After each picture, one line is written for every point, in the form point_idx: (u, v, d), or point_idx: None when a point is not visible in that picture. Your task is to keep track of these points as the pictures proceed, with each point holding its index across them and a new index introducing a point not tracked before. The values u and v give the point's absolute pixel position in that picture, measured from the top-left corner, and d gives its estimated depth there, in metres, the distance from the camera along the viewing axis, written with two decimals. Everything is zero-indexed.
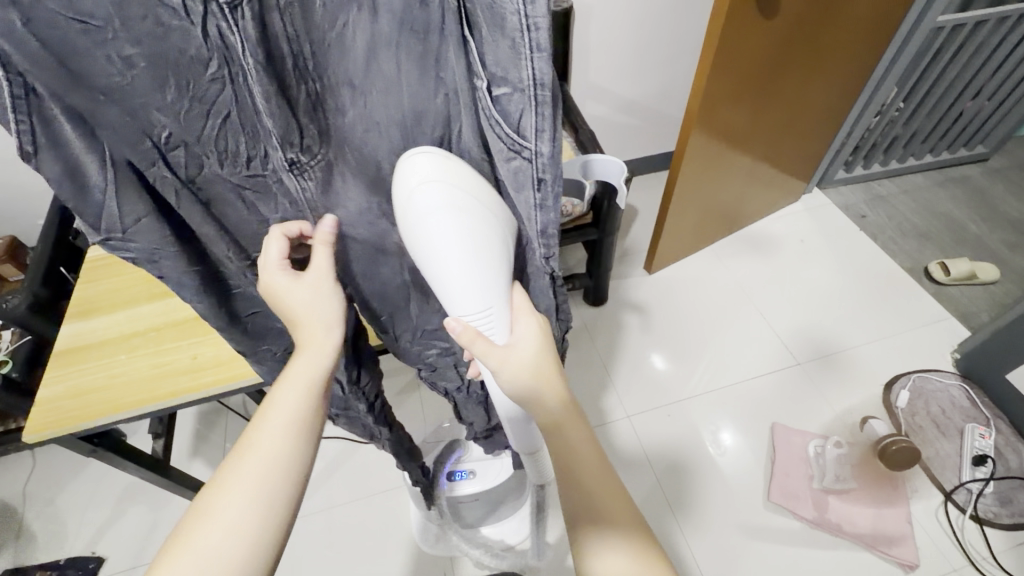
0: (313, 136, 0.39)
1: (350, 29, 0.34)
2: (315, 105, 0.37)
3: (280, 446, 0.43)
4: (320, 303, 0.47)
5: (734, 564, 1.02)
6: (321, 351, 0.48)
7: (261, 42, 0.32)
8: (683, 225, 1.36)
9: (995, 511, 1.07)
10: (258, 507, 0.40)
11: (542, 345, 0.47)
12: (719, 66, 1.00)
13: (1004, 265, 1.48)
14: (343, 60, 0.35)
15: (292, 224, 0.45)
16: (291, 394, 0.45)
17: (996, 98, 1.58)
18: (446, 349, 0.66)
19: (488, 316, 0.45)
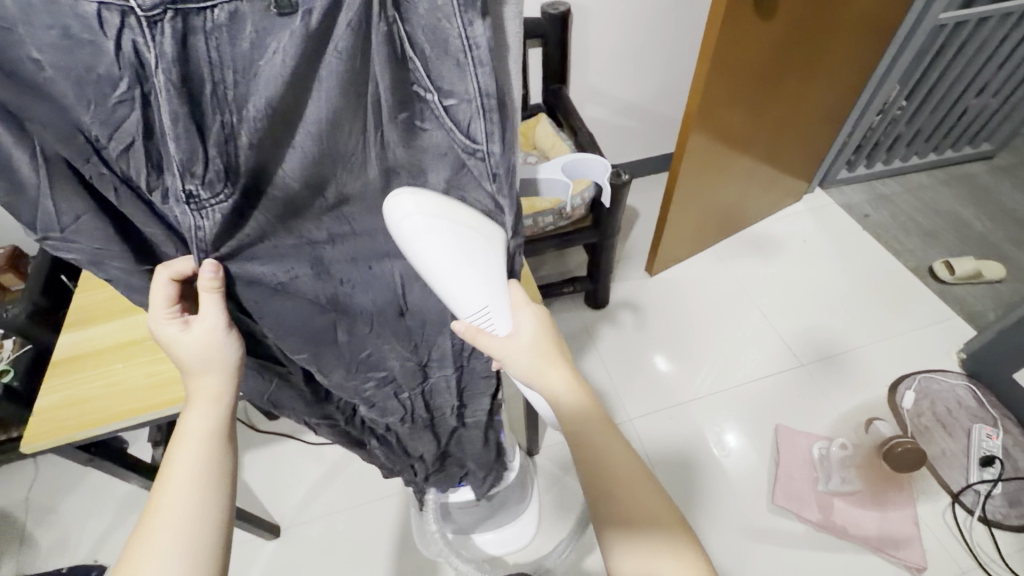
0: (218, 175, 0.31)
1: (279, 57, 0.28)
2: (228, 140, 0.30)
3: (195, 494, 0.41)
4: (209, 351, 0.44)
5: (738, 567, 1.01)
6: (215, 395, 0.44)
7: (179, 63, 0.26)
8: (684, 226, 1.35)
9: (1004, 512, 1.06)
10: (182, 562, 0.39)
11: (540, 333, 0.49)
12: (718, 67, 1.00)
13: (1010, 263, 1.47)
14: (267, 90, 0.29)
15: (180, 267, 0.40)
16: (190, 449, 0.42)
17: (1001, 95, 1.57)
18: (385, 379, 0.55)
19: (487, 314, 0.44)
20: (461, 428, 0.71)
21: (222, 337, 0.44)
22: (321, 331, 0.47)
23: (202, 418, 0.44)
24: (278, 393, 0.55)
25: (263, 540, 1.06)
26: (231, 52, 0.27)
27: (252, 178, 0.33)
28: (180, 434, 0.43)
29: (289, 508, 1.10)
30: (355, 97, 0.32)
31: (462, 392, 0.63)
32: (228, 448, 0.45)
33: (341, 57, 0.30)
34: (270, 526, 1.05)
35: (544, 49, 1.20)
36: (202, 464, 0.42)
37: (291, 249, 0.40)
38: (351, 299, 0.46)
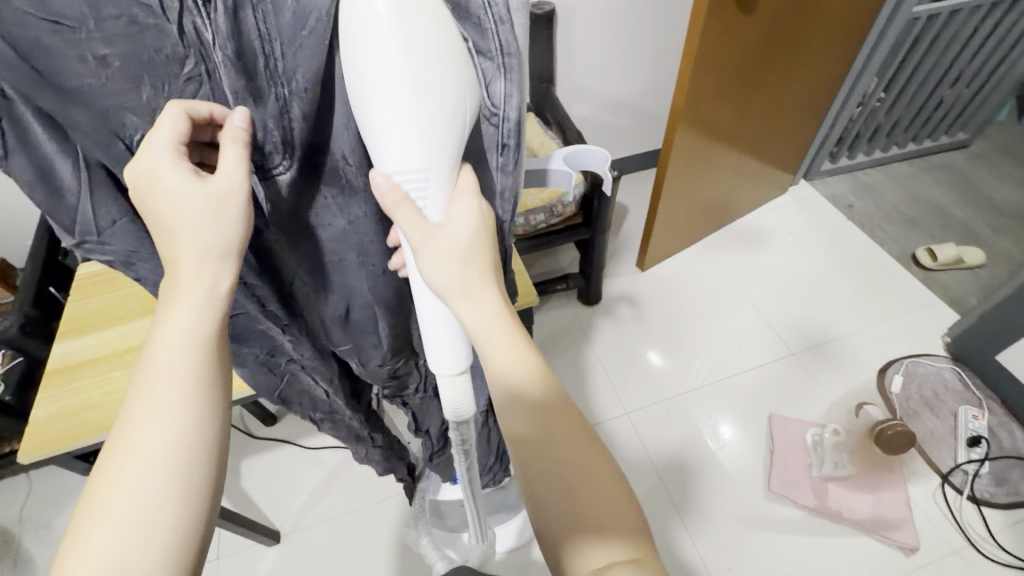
0: (278, 145, 0.33)
1: (319, 25, 0.28)
2: (282, 113, 0.31)
3: (179, 415, 0.34)
4: (213, 218, 0.34)
5: (739, 556, 1.03)
6: (210, 287, 0.35)
7: (232, 38, 0.27)
8: (673, 220, 1.37)
9: (992, 491, 1.08)
10: (167, 487, 0.32)
11: (479, 233, 0.38)
12: (701, 64, 1.02)
13: (989, 248, 1.50)
14: (303, 61, 0.28)
15: (201, 106, 0.31)
16: (171, 355, 0.35)
17: (974, 85, 1.61)
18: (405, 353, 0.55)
19: (424, 182, 0.34)
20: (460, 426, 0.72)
21: (238, 201, 0.34)
22: (360, 318, 0.48)
23: (191, 316, 0.35)
24: (290, 387, 0.54)
25: (264, 546, 1.06)
26: (274, 27, 0.28)
27: (311, 153, 0.34)
28: (164, 336, 0.35)
29: (290, 513, 1.10)
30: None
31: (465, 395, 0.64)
32: (216, 357, 0.37)
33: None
34: (271, 531, 1.05)
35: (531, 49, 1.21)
36: (187, 377, 0.35)
37: (333, 240, 0.39)
38: (373, 298, 0.46)
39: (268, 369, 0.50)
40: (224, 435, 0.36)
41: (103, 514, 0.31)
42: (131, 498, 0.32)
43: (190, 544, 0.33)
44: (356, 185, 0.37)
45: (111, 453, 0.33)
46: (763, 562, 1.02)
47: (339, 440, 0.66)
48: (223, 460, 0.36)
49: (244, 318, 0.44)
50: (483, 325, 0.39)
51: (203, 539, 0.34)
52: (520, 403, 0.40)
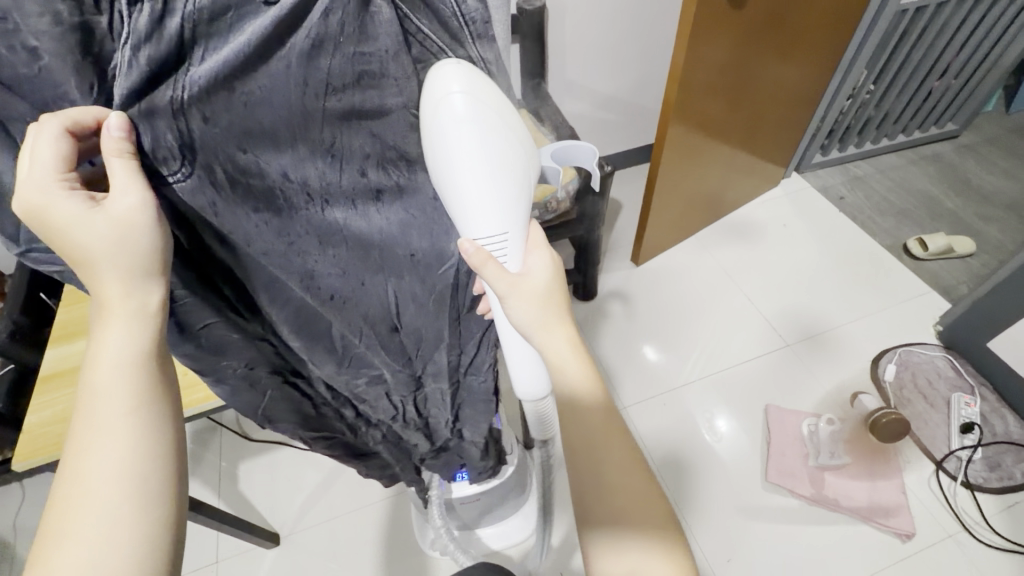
0: (172, 151, 0.28)
1: (250, 32, 0.26)
2: (177, 115, 0.27)
3: (127, 434, 0.33)
4: (122, 238, 0.30)
5: (739, 546, 1.04)
6: (138, 305, 0.33)
7: (154, 37, 0.24)
8: (666, 216, 1.37)
9: (985, 476, 1.10)
10: (117, 508, 0.32)
11: (552, 279, 0.43)
12: (692, 59, 1.02)
13: (979, 237, 1.52)
14: (222, 59, 0.26)
15: (83, 116, 0.26)
16: (113, 373, 0.33)
17: (961, 77, 1.62)
18: (377, 377, 0.50)
19: (503, 241, 0.39)
20: (453, 439, 0.68)
21: (146, 222, 0.30)
22: (317, 341, 0.44)
23: (123, 337, 0.33)
24: (275, 404, 0.48)
25: (263, 549, 1.06)
26: (206, 29, 0.25)
27: (244, 174, 0.30)
28: (98, 358, 0.33)
29: (289, 515, 1.10)
30: (320, 85, 0.29)
31: (457, 405, 0.61)
32: (161, 371, 0.35)
33: (311, 43, 0.27)
34: (269, 533, 1.04)
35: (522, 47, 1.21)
36: (130, 397, 0.34)
37: (267, 259, 0.35)
38: (335, 318, 0.42)
39: (250, 387, 0.44)
40: (180, 445, 0.36)
41: (66, 536, 0.31)
42: (93, 518, 0.32)
43: (159, 552, 0.33)
44: (293, 206, 0.33)
45: (65, 476, 0.33)
46: (762, 552, 1.03)
47: (332, 456, 0.60)
48: (183, 471, 0.36)
49: (217, 329, 0.38)
50: (561, 354, 0.42)
51: (173, 546, 0.34)
52: (570, 408, 0.43)
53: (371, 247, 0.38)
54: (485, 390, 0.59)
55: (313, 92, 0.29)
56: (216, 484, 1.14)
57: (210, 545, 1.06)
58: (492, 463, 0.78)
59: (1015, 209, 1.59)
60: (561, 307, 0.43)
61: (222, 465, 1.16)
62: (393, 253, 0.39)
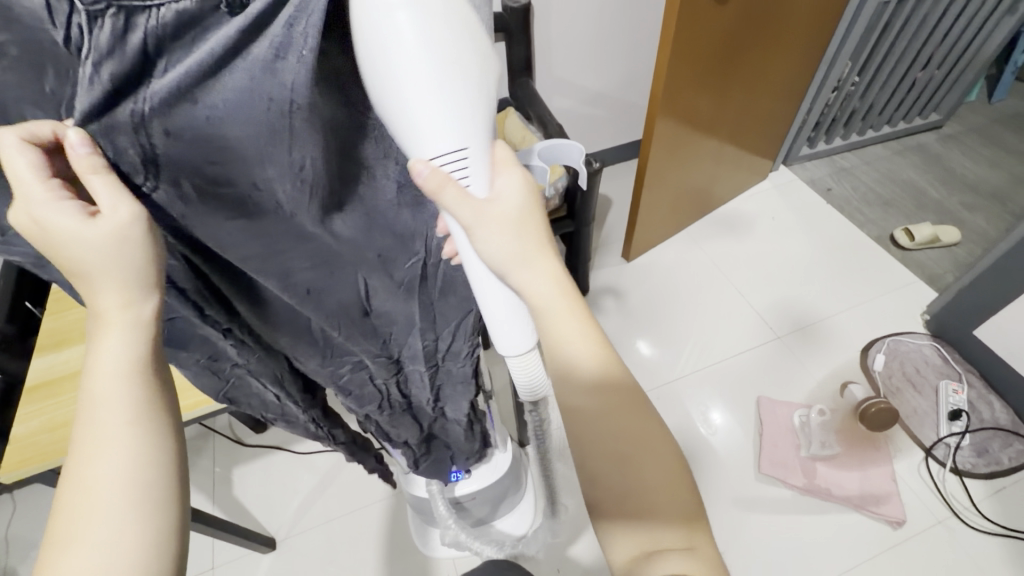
0: (136, 165, 0.27)
1: (213, 46, 0.25)
2: (138, 130, 0.26)
3: (128, 442, 0.33)
4: (115, 252, 0.30)
5: (734, 538, 1.05)
6: (134, 315, 0.32)
7: (117, 56, 0.23)
8: (656, 211, 1.37)
9: (973, 462, 1.12)
10: (123, 518, 0.32)
11: (524, 201, 0.40)
12: (678, 54, 1.02)
13: (964, 226, 1.54)
14: (183, 72, 0.25)
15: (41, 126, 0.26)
16: (110, 384, 0.33)
17: (945, 67, 1.63)
18: (359, 362, 0.51)
19: (464, 159, 0.34)
20: (440, 417, 0.68)
21: (139, 235, 0.29)
22: (296, 325, 0.45)
23: (121, 345, 0.33)
24: (238, 390, 0.48)
25: (260, 553, 1.05)
26: (169, 42, 0.24)
27: (216, 184, 0.30)
28: (94, 367, 0.33)
29: (284, 519, 1.09)
30: (287, 101, 0.28)
31: (437, 386, 0.60)
32: (159, 379, 0.35)
33: (275, 54, 0.26)
34: (265, 538, 1.04)
35: (509, 44, 1.21)
36: (130, 404, 0.33)
37: (240, 262, 0.35)
38: (316, 313, 0.42)
39: (212, 373, 0.45)
40: (182, 452, 0.36)
41: (71, 546, 0.31)
42: (97, 526, 0.31)
43: (165, 561, 0.33)
44: (271, 212, 0.32)
45: (66, 487, 0.32)
46: (756, 542, 1.04)
47: (299, 435, 0.60)
48: (186, 478, 0.36)
49: (181, 322, 0.39)
50: (543, 292, 0.41)
51: (179, 552, 0.34)
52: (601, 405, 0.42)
53: (341, 250, 0.38)
54: (464, 372, 0.58)
55: (279, 106, 0.28)
56: (211, 491, 1.13)
57: (205, 552, 1.06)
58: (478, 442, 0.78)
59: (999, 197, 1.61)
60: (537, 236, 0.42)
61: (216, 471, 1.15)
62: (365, 257, 0.40)
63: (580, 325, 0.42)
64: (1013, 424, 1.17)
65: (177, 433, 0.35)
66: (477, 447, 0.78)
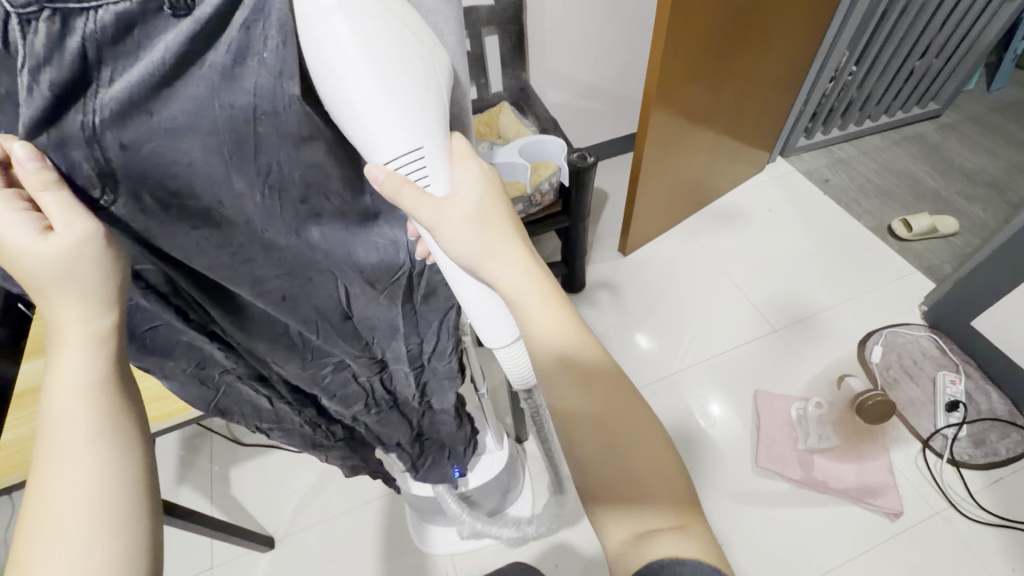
0: (92, 178, 0.27)
1: (164, 53, 0.24)
2: (91, 143, 0.25)
3: (91, 460, 0.31)
4: (71, 268, 0.30)
5: (733, 532, 1.05)
6: (94, 327, 0.32)
7: (55, 61, 0.22)
8: (651, 204, 1.37)
9: (970, 453, 1.12)
10: (92, 535, 0.30)
11: (485, 193, 0.40)
12: (672, 45, 1.01)
13: (962, 216, 1.53)
14: (133, 81, 0.24)
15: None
16: (76, 402, 0.32)
17: (943, 55, 1.62)
18: (340, 363, 0.51)
19: (420, 159, 0.34)
20: (428, 409, 0.67)
21: (94, 252, 0.29)
22: (276, 332, 0.44)
23: (81, 362, 0.32)
24: (228, 399, 0.48)
25: (258, 552, 1.06)
26: (112, 48, 0.24)
27: (176, 196, 0.29)
28: (53, 386, 0.32)
29: (282, 518, 1.10)
30: (249, 107, 0.28)
31: (422, 382, 0.60)
32: (123, 393, 0.34)
33: (233, 59, 0.26)
34: (264, 537, 1.04)
35: (502, 38, 1.20)
36: (92, 421, 0.32)
37: (206, 270, 0.34)
38: (294, 318, 0.42)
39: (200, 381, 0.45)
40: (153, 468, 0.34)
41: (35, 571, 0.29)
42: (62, 548, 0.29)
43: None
44: (235, 224, 0.32)
45: (29, 506, 0.30)
46: (755, 536, 1.04)
47: (294, 448, 0.61)
48: (158, 492, 0.34)
49: (164, 330, 0.38)
50: (514, 282, 0.41)
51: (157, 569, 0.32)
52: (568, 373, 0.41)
53: (315, 260, 0.38)
54: (448, 368, 0.58)
55: (237, 111, 0.28)
56: (209, 491, 1.13)
57: (204, 552, 1.06)
58: (470, 430, 0.78)
59: (997, 186, 1.60)
60: (501, 230, 0.41)
61: (214, 471, 1.15)
62: (342, 271, 0.40)
63: (553, 310, 0.42)
64: (1011, 414, 1.17)
65: (146, 450, 0.34)
66: (467, 435, 0.77)
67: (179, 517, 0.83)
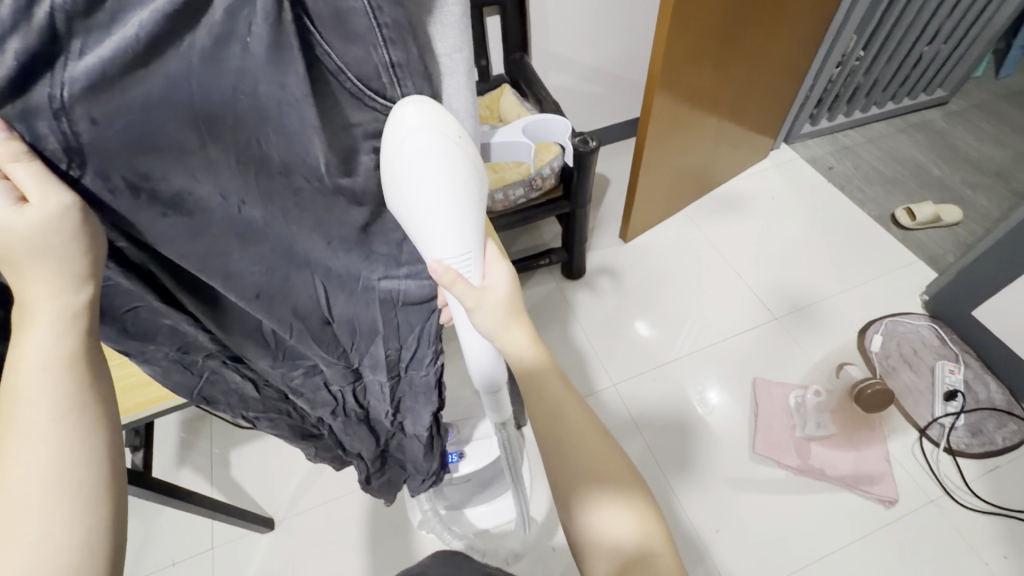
0: (58, 153, 0.25)
1: (145, 28, 0.22)
2: (59, 115, 0.23)
3: (53, 438, 0.30)
4: (47, 242, 0.28)
5: (728, 518, 1.05)
6: (66, 305, 0.30)
7: (20, 31, 0.20)
8: (654, 191, 1.36)
9: (967, 442, 1.12)
10: (52, 523, 0.29)
11: (511, 285, 0.44)
12: (677, 29, 0.99)
13: (965, 204, 1.52)
14: (105, 57, 0.22)
15: None
16: (41, 380, 0.30)
17: (952, 41, 1.59)
18: (314, 368, 0.50)
19: (467, 254, 0.39)
20: (399, 432, 0.66)
21: (74, 226, 0.27)
22: (256, 336, 0.44)
23: (49, 337, 0.30)
24: (213, 387, 0.48)
25: (258, 534, 1.06)
26: (84, 21, 0.22)
27: (143, 175, 0.27)
28: (19, 360, 0.30)
29: (281, 500, 1.10)
30: (230, 89, 0.26)
31: (397, 398, 0.58)
32: (92, 372, 0.32)
33: (215, 41, 0.24)
34: (264, 519, 1.05)
35: (504, 18, 1.17)
36: (60, 399, 0.30)
37: (179, 258, 0.33)
38: (271, 320, 0.41)
39: (182, 368, 0.44)
40: (119, 449, 0.33)
41: None
42: (20, 526, 0.29)
43: (99, 560, 0.31)
44: (207, 207, 0.31)
45: None
46: (751, 522, 1.05)
47: (281, 439, 0.60)
48: (122, 474, 0.33)
49: (145, 311, 0.36)
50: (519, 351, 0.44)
51: (113, 551, 0.32)
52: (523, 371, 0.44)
53: (291, 254, 0.36)
54: (427, 382, 0.56)
55: (224, 96, 0.26)
56: (208, 473, 1.14)
57: (204, 533, 1.07)
58: (436, 462, 0.76)
59: (1002, 175, 1.59)
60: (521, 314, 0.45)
61: (214, 453, 1.16)
62: (318, 267, 0.38)
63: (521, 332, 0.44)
64: (1008, 403, 1.17)
65: (113, 431, 0.33)
66: (434, 469, 0.76)
67: (178, 497, 0.84)
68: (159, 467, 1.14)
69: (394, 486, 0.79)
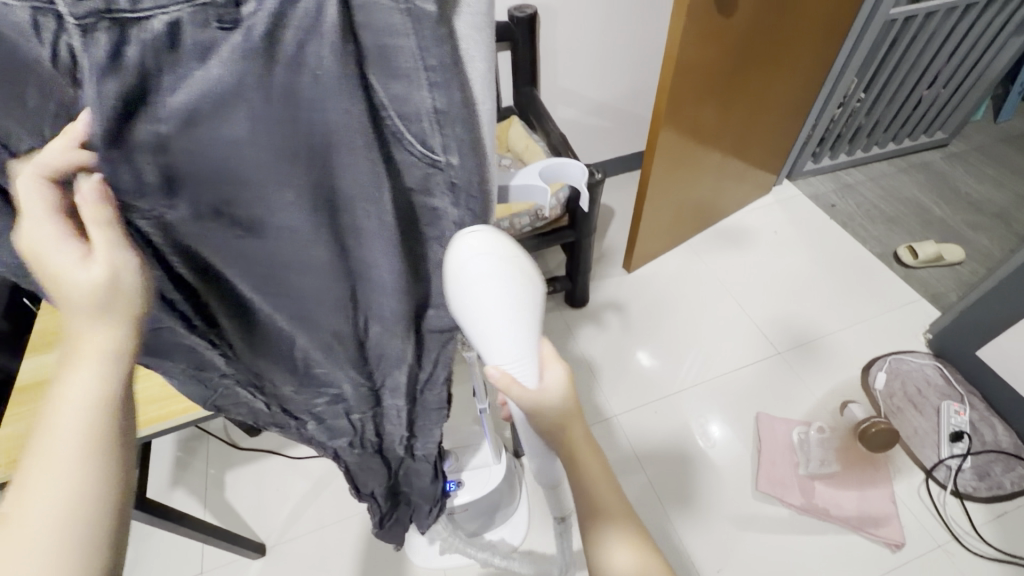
0: (147, 185, 0.27)
1: (217, 67, 0.24)
2: (155, 149, 0.25)
3: (75, 478, 0.28)
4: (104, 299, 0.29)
5: (731, 558, 1.03)
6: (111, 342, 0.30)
7: (114, 73, 0.22)
8: (659, 223, 1.38)
9: (974, 485, 1.10)
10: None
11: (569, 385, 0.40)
12: (682, 68, 1.02)
13: (968, 244, 1.53)
14: (189, 95, 0.24)
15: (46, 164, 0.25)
16: (75, 413, 0.28)
17: (951, 85, 1.63)
18: (337, 396, 0.50)
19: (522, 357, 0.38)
20: (408, 458, 0.65)
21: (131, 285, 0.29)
22: (289, 359, 0.44)
23: (92, 370, 0.29)
24: (226, 399, 0.47)
25: (249, 559, 1.04)
26: (166, 60, 0.23)
27: (220, 204, 0.29)
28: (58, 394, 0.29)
29: (274, 525, 1.08)
30: (300, 117, 0.27)
31: (411, 421, 0.57)
32: (123, 413, 0.31)
33: (287, 75, 0.25)
34: (256, 544, 1.03)
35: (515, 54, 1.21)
36: (88, 436, 0.29)
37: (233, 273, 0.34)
38: (300, 335, 0.41)
39: (200, 383, 0.43)
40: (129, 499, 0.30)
41: None
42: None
43: None
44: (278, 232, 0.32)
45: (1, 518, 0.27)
46: (754, 563, 1.02)
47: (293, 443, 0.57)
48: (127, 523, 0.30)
49: (167, 331, 0.37)
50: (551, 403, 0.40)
51: None
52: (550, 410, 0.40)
53: (334, 284, 0.37)
54: (440, 401, 0.54)
55: (294, 127, 0.27)
56: (201, 495, 1.12)
57: (194, 557, 1.05)
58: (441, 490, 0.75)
59: (1003, 217, 1.60)
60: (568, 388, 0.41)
61: (208, 474, 1.15)
62: (360, 296, 0.39)
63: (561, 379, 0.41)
64: (1015, 446, 1.15)
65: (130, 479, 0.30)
66: (439, 498, 0.75)
67: (171, 519, 0.82)
68: (152, 488, 1.12)
69: (403, 526, 0.79)
